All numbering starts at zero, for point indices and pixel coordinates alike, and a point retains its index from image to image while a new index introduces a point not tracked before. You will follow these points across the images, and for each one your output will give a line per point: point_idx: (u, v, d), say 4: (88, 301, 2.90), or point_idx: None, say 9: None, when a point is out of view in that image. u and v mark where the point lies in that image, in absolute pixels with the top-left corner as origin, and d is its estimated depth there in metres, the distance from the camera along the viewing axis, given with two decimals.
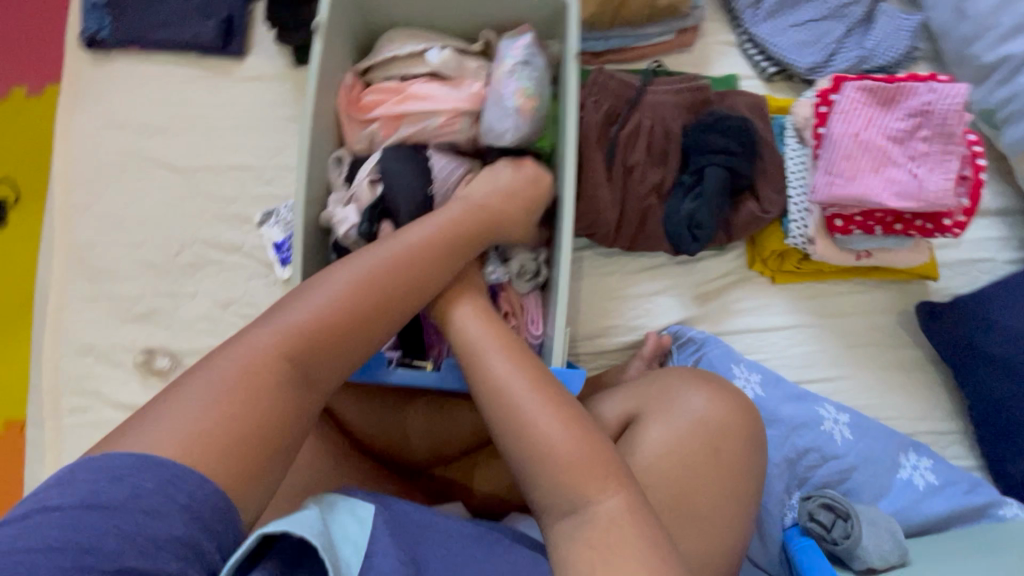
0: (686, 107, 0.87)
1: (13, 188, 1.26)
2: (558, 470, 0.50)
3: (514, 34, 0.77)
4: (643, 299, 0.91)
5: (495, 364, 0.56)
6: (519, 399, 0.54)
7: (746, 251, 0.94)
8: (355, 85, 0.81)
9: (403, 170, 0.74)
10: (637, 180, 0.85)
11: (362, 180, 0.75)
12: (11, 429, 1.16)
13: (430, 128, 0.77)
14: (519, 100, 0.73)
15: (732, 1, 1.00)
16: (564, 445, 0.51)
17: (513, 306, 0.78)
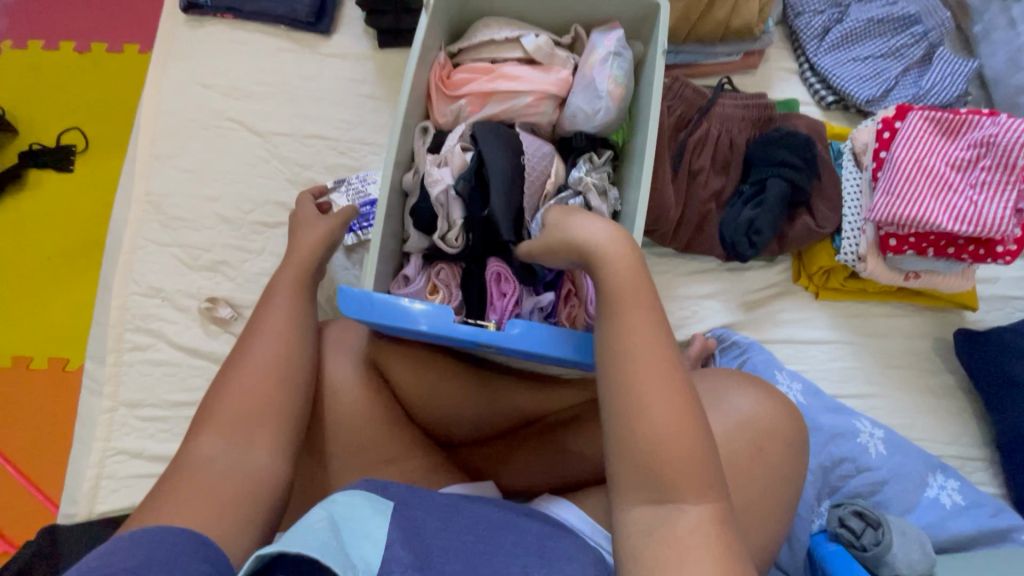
0: (751, 123, 0.93)
1: (84, 136, 1.31)
2: (665, 467, 0.51)
3: (605, 29, 0.84)
4: (692, 300, 0.96)
5: (630, 338, 0.55)
6: (647, 383, 0.53)
7: (792, 265, 0.98)
8: (446, 64, 0.86)
9: (498, 139, 0.79)
10: (700, 185, 0.91)
11: (455, 146, 0.80)
12: (55, 364, 1.21)
13: (518, 107, 0.83)
14: (610, 86, 0.80)
15: (797, 31, 1.05)
16: (676, 441, 0.51)
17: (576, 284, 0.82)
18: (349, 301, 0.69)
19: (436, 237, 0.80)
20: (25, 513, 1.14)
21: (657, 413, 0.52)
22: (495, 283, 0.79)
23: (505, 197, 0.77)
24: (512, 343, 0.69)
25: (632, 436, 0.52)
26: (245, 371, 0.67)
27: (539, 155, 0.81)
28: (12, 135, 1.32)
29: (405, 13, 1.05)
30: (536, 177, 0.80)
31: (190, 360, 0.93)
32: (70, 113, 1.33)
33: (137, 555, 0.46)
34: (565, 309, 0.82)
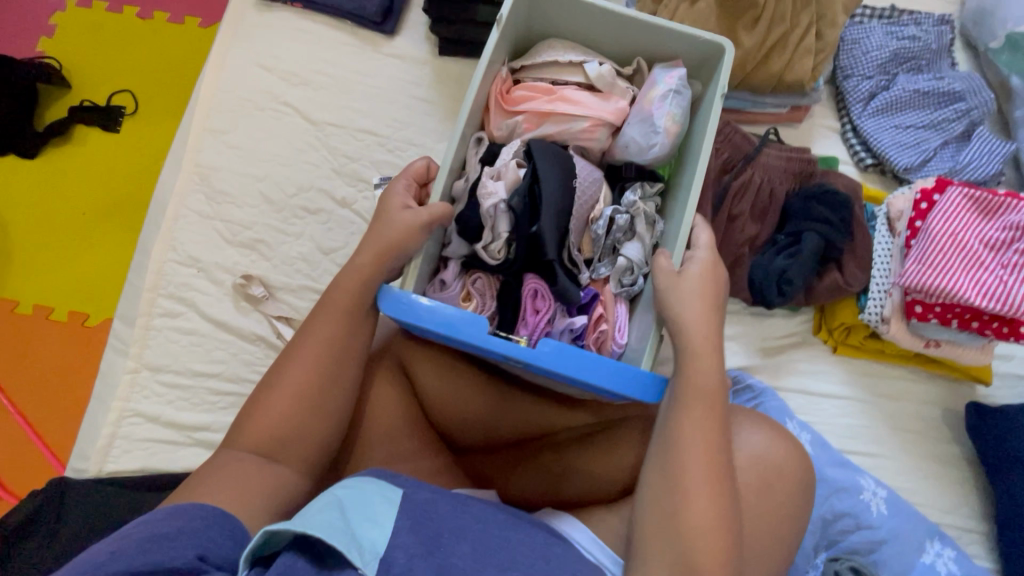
0: (793, 175, 0.95)
1: (134, 99, 1.34)
2: (686, 537, 0.57)
3: (669, 65, 0.87)
4: None
5: (688, 425, 0.61)
6: (692, 461, 0.59)
7: (814, 317, 1.00)
8: (506, 80, 0.88)
9: (553, 159, 0.82)
10: (737, 229, 0.94)
11: (509, 161, 0.82)
12: (75, 318, 1.22)
13: (573, 131, 0.86)
14: (667, 123, 0.83)
15: (844, 93, 1.08)
16: (702, 535, 0.56)
17: (606, 310, 0.84)
18: (387, 300, 0.70)
19: (478, 248, 0.81)
20: (28, 462, 1.15)
21: (696, 502, 0.58)
22: (530, 299, 0.81)
23: (554, 216, 0.80)
24: (545, 361, 0.69)
25: (668, 518, 0.58)
26: (278, 387, 0.65)
27: (590, 179, 0.85)
28: (66, 90, 1.35)
29: (470, 24, 1.08)
30: (586, 200, 0.84)
31: (218, 334, 0.95)
32: (124, 74, 1.35)
33: (173, 520, 0.50)
34: (593, 334, 0.84)
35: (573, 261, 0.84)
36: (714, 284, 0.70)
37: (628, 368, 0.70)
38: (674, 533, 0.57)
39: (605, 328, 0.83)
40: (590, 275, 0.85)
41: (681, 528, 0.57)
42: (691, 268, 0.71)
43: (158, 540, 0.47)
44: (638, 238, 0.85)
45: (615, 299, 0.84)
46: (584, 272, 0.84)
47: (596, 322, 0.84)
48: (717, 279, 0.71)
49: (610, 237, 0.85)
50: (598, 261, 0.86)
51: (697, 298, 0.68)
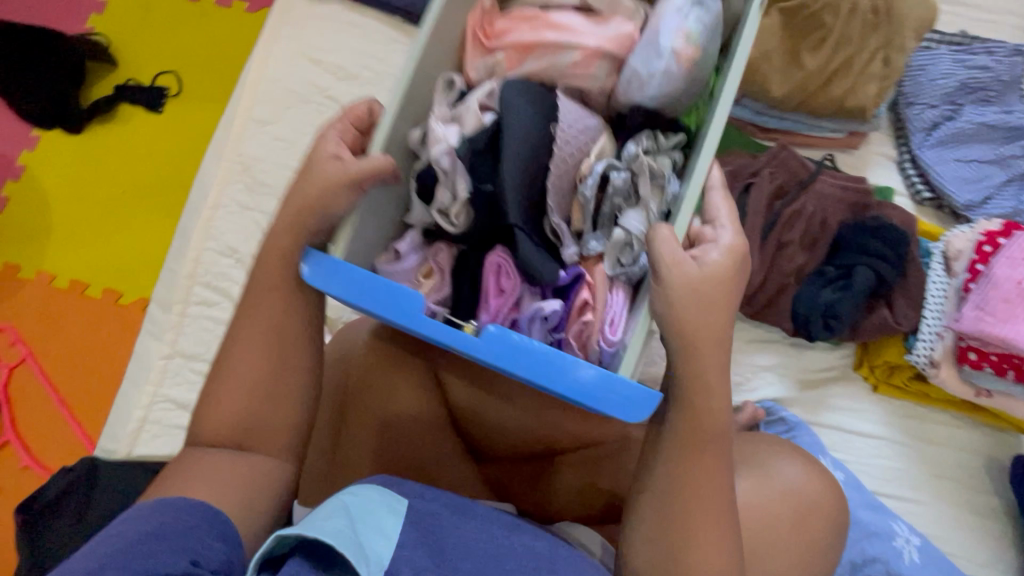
0: (848, 206, 0.92)
1: (177, 81, 1.34)
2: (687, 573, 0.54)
3: None
4: (751, 368, 0.97)
5: (693, 461, 0.57)
6: (694, 498, 0.56)
7: (855, 352, 0.96)
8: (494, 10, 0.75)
9: (525, 103, 0.68)
10: (785, 257, 0.90)
11: (473, 103, 0.69)
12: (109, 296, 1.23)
13: (562, 63, 0.70)
14: (677, 41, 0.67)
15: (905, 121, 1.04)
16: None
17: (595, 297, 0.65)
18: (314, 265, 0.59)
19: (436, 211, 0.68)
20: (61, 435, 1.17)
21: (711, 541, 0.55)
22: (492, 275, 0.66)
23: (520, 165, 0.66)
24: (496, 357, 0.57)
25: (673, 554, 0.55)
26: (233, 373, 0.61)
27: (580, 126, 0.69)
28: (112, 69, 1.36)
29: None
30: (570, 151, 0.69)
31: None
32: (170, 56, 1.36)
33: (172, 521, 0.49)
34: (575, 325, 0.65)
35: (555, 231, 0.68)
36: (731, 285, 0.59)
37: (596, 374, 0.56)
38: (679, 572, 0.54)
39: (591, 318, 0.65)
40: (579, 250, 0.67)
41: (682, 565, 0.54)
42: (710, 259, 0.58)
43: (156, 542, 0.47)
44: (642, 206, 0.66)
45: (610, 282, 0.66)
46: (569, 246, 0.67)
47: (579, 312, 0.65)
48: (736, 277, 0.59)
49: (604, 204, 0.67)
50: (591, 233, 0.67)
51: (711, 302, 0.56)
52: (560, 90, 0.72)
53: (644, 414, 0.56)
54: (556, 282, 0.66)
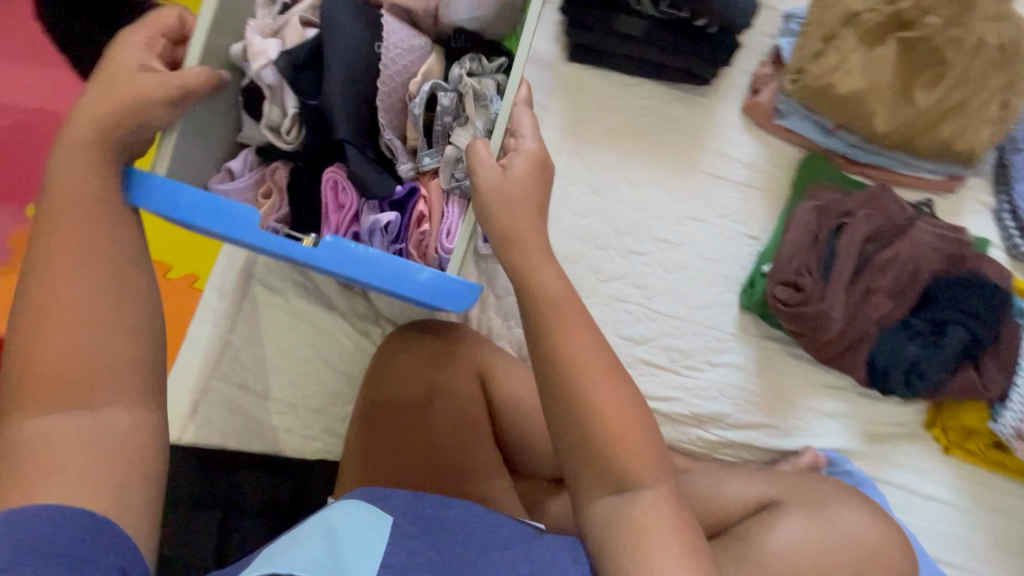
0: (944, 255, 0.86)
1: None
2: (611, 447, 0.56)
3: None
4: (813, 414, 0.93)
5: (569, 336, 0.58)
6: (595, 377, 0.57)
7: (927, 411, 0.92)
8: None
9: (353, 26, 0.77)
10: (870, 305, 0.85)
11: (293, 20, 0.78)
12: None
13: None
14: None
15: (1009, 167, 0.96)
16: (637, 443, 0.56)
17: (430, 209, 0.81)
18: (144, 189, 0.61)
19: (268, 128, 0.78)
20: None
21: (608, 401, 0.56)
22: (331, 190, 0.79)
23: (346, 80, 0.76)
24: (350, 270, 0.67)
25: (594, 438, 0.56)
26: (50, 322, 0.48)
27: (405, 54, 0.80)
28: None
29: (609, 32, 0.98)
30: (396, 76, 0.79)
31: (305, 320, 0.95)
32: None
33: (46, 529, 0.43)
34: (414, 234, 0.81)
35: (390, 148, 0.81)
36: (537, 188, 0.63)
37: (428, 274, 0.67)
38: (604, 446, 0.56)
39: (429, 227, 0.81)
40: (414, 166, 0.81)
41: (602, 439, 0.55)
42: (514, 167, 0.62)
43: (32, 559, 0.41)
44: (466, 124, 0.80)
45: (442, 192, 0.81)
46: (404, 163, 0.81)
47: (420, 223, 0.81)
48: (542, 176, 0.64)
49: (435, 125, 0.80)
50: (426, 151, 0.81)
51: (520, 199, 0.61)
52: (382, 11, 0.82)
53: (473, 301, 0.70)
54: (393, 197, 0.80)
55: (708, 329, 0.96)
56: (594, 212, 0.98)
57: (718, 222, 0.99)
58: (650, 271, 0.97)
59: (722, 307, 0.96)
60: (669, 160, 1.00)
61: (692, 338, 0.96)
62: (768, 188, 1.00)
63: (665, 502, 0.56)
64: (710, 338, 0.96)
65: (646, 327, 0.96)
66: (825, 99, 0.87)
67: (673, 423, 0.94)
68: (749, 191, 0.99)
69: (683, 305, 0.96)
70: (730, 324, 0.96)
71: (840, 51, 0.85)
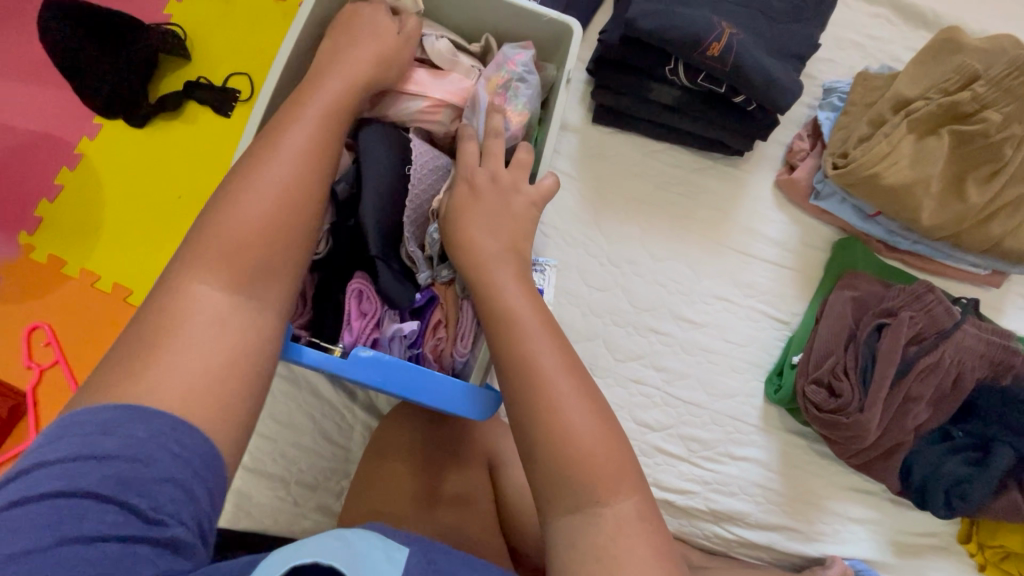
0: (989, 362, 0.80)
1: (251, 84, 1.26)
2: (576, 462, 0.49)
3: (517, 45, 0.79)
4: (839, 520, 0.87)
5: (530, 341, 0.54)
6: (550, 374, 0.52)
7: (962, 524, 0.87)
8: (479, 74, 0.81)
9: (382, 143, 0.75)
10: (905, 413, 0.81)
11: None
12: (117, 292, 1.18)
13: (410, 110, 0.78)
14: (509, 114, 0.76)
15: None
16: (601, 451, 0.49)
17: (448, 316, 0.77)
18: None
19: None
20: None
21: (569, 403, 0.51)
22: (353, 301, 0.72)
23: (377, 195, 0.72)
24: (382, 383, 0.66)
25: (552, 445, 0.50)
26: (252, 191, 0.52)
27: (429, 168, 0.76)
28: (184, 62, 1.27)
29: (640, 104, 0.91)
30: (423, 190, 0.75)
31: (301, 388, 0.89)
32: (243, 57, 1.27)
33: (129, 432, 0.40)
34: (431, 341, 0.77)
35: (411, 258, 0.75)
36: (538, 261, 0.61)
37: (453, 382, 0.66)
38: (560, 462, 0.49)
39: (446, 333, 0.77)
40: (431, 276, 0.76)
41: (569, 451, 0.49)
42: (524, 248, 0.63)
43: (67, 507, 0.36)
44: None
45: (460, 301, 0.77)
46: (423, 273, 0.75)
47: (436, 327, 0.77)
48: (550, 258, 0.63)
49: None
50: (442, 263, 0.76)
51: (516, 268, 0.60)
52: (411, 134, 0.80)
53: (494, 410, 0.68)
54: (412, 305, 0.75)
55: (731, 419, 0.90)
56: (614, 286, 0.92)
57: (745, 303, 0.93)
58: (671, 353, 0.91)
59: (747, 396, 0.90)
60: (697, 235, 0.95)
61: (712, 428, 0.89)
62: (800, 269, 0.93)
63: (634, 523, 0.47)
64: (731, 429, 0.89)
65: (663, 414, 0.90)
66: (871, 186, 0.81)
67: (688, 517, 0.88)
68: (780, 271, 0.94)
69: (705, 392, 0.90)
70: (754, 416, 0.90)
71: (889, 137, 0.80)
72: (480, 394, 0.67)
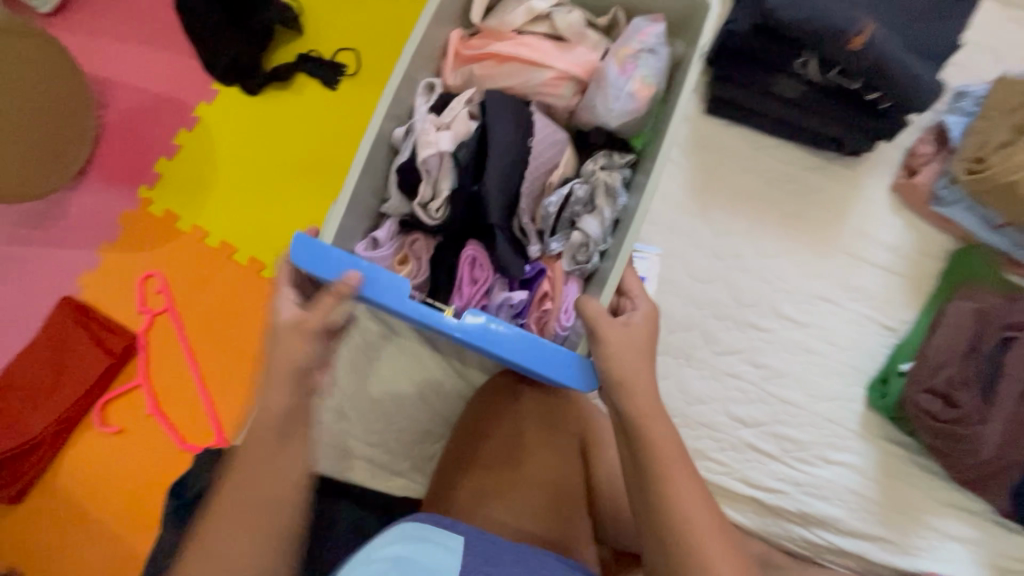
0: None
1: (358, 59, 1.29)
2: (692, 552, 0.53)
3: (648, 18, 0.79)
4: (936, 535, 0.84)
5: (650, 431, 0.59)
6: (669, 467, 0.57)
7: None
8: (605, 48, 0.83)
9: (508, 114, 0.77)
10: None
11: (461, 111, 0.78)
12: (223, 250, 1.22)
13: (533, 82, 0.81)
14: (636, 86, 0.76)
15: None
16: (716, 545, 0.54)
17: (554, 289, 0.78)
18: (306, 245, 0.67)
19: (418, 205, 0.77)
20: (183, 397, 1.18)
21: (685, 497, 0.55)
22: (467, 267, 0.78)
23: (500, 165, 0.75)
24: (488, 343, 0.68)
25: (668, 533, 0.54)
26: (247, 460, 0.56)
27: (550, 141, 0.79)
28: (297, 35, 1.31)
29: (759, 96, 0.90)
30: (542, 163, 0.78)
31: (404, 352, 0.94)
32: (353, 31, 1.31)
33: None
34: (536, 312, 0.79)
35: (522, 230, 0.79)
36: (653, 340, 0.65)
37: (560, 351, 0.68)
38: (676, 549, 0.54)
39: (550, 307, 0.78)
40: (541, 249, 0.78)
41: (687, 540, 0.54)
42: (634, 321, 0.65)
43: None
44: (596, 213, 0.76)
45: (566, 275, 0.78)
46: (533, 245, 0.78)
47: (540, 301, 0.78)
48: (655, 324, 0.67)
49: (566, 211, 0.77)
50: (551, 236, 0.78)
51: (635, 350, 0.63)
52: (532, 106, 0.82)
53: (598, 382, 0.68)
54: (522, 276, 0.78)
55: (829, 422, 0.88)
56: (717, 279, 0.92)
57: (851, 306, 0.91)
58: (770, 351, 0.90)
59: (846, 401, 0.89)
60: (806, 234, 0.93)
61: (808, 429, 0.88)
62: (912, 277, 0.91)
63: None
64: (828, 432, 0.88)
65: (758, 411, 0.89)
66: (1005, 194, 0.79)
67: (776, 517, 0.87)
68: (891, 278, 0.91)
69: (803, 392, 0.89)
70: (853, 421, 0.88)
71: None
72: (584, 369, 0.68)
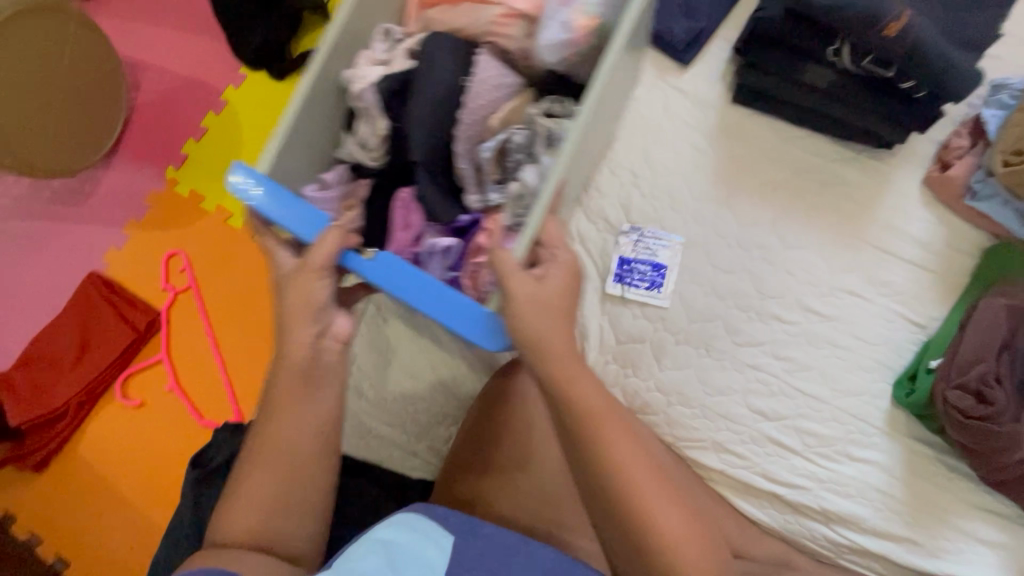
0: None
1: None
2: (623, 490, 0.60)
3: None
4: (963, 537, 0.82)
5: (577, 391, 0.60)
6: (598, 421, 0.61)
7: None
8: None
9: (449, 56, 0.75)
10: None
11: (403, 52, 0.77)
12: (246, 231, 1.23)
13: (482, 21, 0.77)
14: (577, 17, 0.72)
15: None
16: (643, 483, 0.61)
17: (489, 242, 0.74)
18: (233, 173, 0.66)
19: (357, 145, 0.78)
20: (205, 376, 1.19)
21: (614, 445, 0.61)
22: (401, 210, 0.76)
23: (431, 105, 0.73)
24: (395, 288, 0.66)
25: (599, 477, 0.61)
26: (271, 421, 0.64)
27: (492, 84, 0.75)
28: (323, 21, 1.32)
29: (790, 85, 0.88)
30: (479, 105, 0.75)
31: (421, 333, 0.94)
32: None
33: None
34: (470, 264, 0.74)
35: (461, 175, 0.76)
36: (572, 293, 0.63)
37: (465, 302, 0.65)
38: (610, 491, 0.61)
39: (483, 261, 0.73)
40: (480, 198, 0.76)
41: (617, 482, 0.60)
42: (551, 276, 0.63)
43: None
44: (536, 162, 0.74)
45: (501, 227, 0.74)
46: (471, 194, 0.76)
47: (476, 254, 0.74)
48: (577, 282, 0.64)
49: (506, 159, 0.75)
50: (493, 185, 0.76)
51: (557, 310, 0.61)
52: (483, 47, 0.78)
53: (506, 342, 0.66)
54: (455, 224, 0.75)
55: (853, 418, 0.86)
56: (741, 269, 0.91)
57: (879, 301, 0.89)
58: (793, 343, 0.88)
59: (872, 397, 0.87)
60: (834, 226, 0.91)
61: (832, 424, 0.86)
62: (943, 273, 0.89)
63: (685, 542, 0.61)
64: (852, 428, 0.86)
65: (779, 404, 0.87)
66: None
67: (796, 513, 0.85)
68: (921, 273, 0.89)
69: (827, 386, 0.87)
70: (878, 418, 0.86)
71: None
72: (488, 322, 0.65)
